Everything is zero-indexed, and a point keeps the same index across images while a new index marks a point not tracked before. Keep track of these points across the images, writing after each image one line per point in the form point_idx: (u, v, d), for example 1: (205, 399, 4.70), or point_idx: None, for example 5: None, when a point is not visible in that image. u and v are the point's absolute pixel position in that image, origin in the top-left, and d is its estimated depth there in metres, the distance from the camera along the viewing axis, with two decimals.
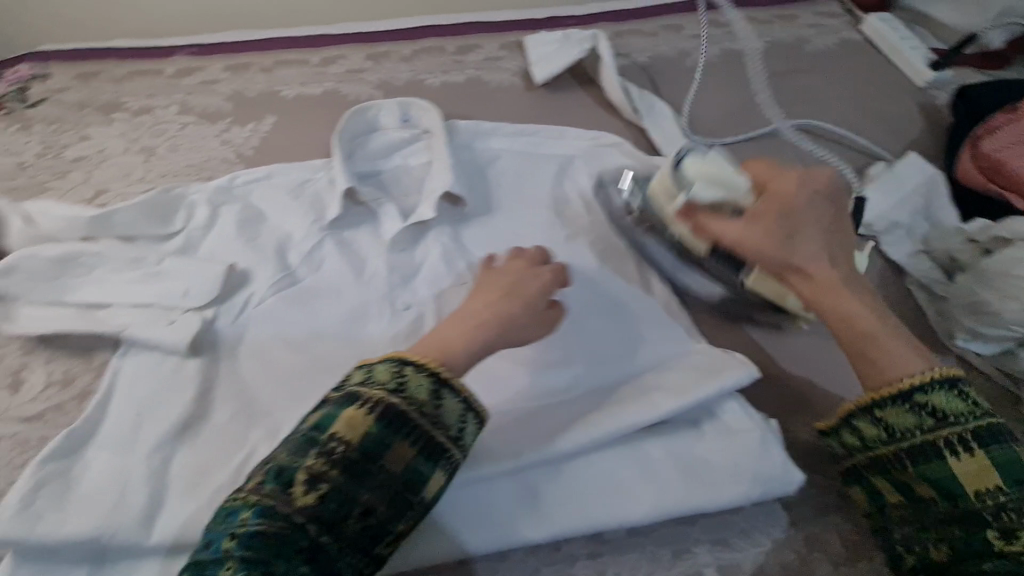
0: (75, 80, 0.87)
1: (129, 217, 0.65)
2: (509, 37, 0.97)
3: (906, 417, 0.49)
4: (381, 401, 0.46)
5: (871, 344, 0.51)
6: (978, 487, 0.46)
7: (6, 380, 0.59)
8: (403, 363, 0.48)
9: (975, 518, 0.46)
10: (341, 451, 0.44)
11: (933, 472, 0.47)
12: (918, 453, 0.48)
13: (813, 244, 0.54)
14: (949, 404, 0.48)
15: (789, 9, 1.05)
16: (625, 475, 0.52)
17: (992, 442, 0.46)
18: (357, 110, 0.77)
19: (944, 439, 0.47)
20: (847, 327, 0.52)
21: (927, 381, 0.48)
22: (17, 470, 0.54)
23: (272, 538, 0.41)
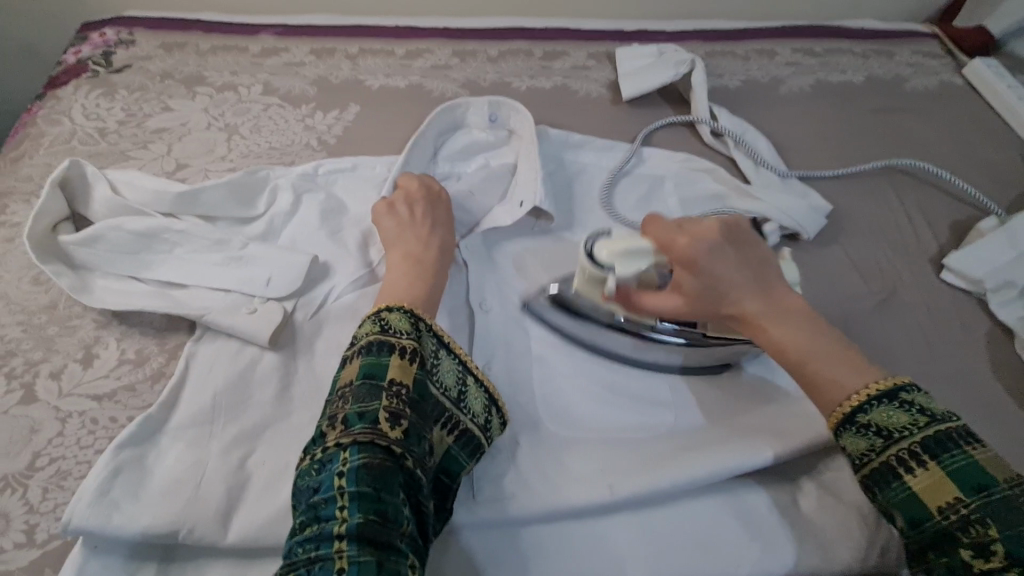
0: (158, 49, 0.85)
1: (215, 197, 0.63)
2: (599, 47, 0.94)
3: (858, 443, 0.44)
4: (421, 360, 0.47)
5: (807, 372, 0.47)
6: (938, 502, 0.40)
7: (78, 353, 0.57)
8: (418, 318, 0.49)
9: (949, 540, 0.39)
10: (406, 396, 0.44)
11: (894, 495, 0.42)
12: (877, 478, 0.43)
13: (745, 287, 0.49)
14: (892, 419, 0.43)
15: (889, 44, 1.00)
16: (722, 526, 0.49)
17: (941, 451, 0.41)
18: (446, 107, 0.74)
19: (893, 459, 0.42)
20: (791, 357, 0.48)
21: (867, 401, 0.44)
22: (85, 450, 0.51)
23: (383, 468, 0.40)
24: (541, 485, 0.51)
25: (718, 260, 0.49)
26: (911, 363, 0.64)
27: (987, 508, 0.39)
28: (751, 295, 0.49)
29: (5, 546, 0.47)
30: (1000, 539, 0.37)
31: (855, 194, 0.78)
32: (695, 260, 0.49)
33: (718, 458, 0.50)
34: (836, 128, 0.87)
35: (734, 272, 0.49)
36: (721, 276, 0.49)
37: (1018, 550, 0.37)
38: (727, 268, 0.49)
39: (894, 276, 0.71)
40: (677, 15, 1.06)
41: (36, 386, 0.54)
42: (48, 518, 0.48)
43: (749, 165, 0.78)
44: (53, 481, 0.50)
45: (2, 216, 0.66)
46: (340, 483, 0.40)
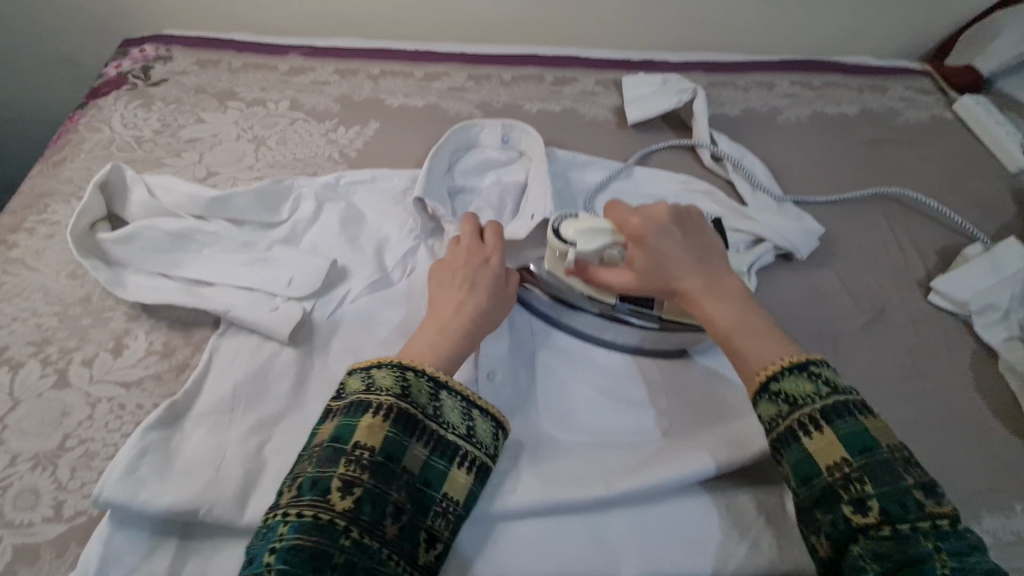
0: (194, 65, 0.91)
1: (243, 203, 0.68)
2: (606, 75, 0.99)
3: (769, 409, 0.48)
4: (400, 413, 0.47)
5: (732, 345, 0.52)
6: (829, 463, 0.45)
7: (109, 343, 0.60)
8: (404, 369, 0.49)
9: (834, 497, 0.44)
10: (364, 460, 0.45)
11: (794, 457, 0.46)
12: (780, 441, 0.47)
13: (687, 264, 0.56)
14: (800, 389, 0.47)
15: (882, 79, 1.05)
16: (713, 524, 0.52)
17: (836, 419, 0.46)
18: (461, 126, 0.78)
19: (795, 424, 0.46)
20: (719, 332, 0.53)
21: (781, 370, 0.49)
22: (112, 433, 0.55)
23: (317, 547, 0.41)
24: (540, 479, 0.53)
25: (664, 238, 0.56)
26: (897, 380, 0.66)
27: (868, 467, 0.43)
28: (690, 277, 0.55)
29: (34, 519, 0.49)
30: (875, 495, 0.42)
31: (847, 219, 0.82)
32: (642, 238, 0.56)
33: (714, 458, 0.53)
34: (830, 156, 0.92)
35: (677, 254, 0.56)
36: (662, 256, 0.56)
37: (889, 506, 0.42)
38: (669, 250, 0.56)
39: (883, 297, 0.74)
40: (681, 46, 1.12)
41: (69, 372, 0.58)
42: (75, 495, 0.51)
43: (746, 188, 0.82)
44: (81, 460, 0.53)
45: (44, 214, 0.70)
46: (269, 559, 0.41)
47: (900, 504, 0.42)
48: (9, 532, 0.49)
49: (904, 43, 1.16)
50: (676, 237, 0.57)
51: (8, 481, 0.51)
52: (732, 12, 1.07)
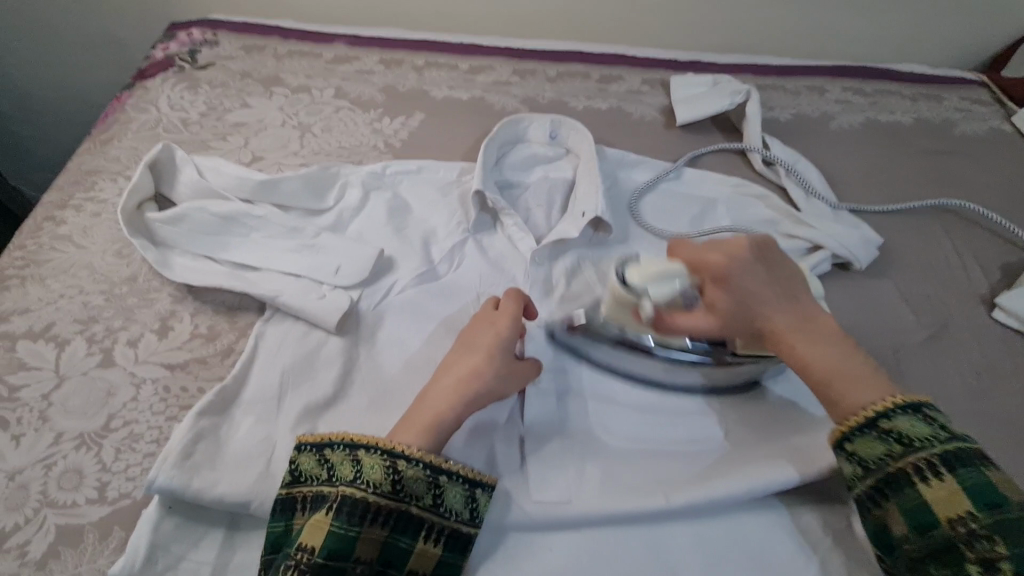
0: (240, 50, 0.91)
1: (291, 188, 0.67)
2: (653, 74, 0.97)
3: (875, 447, 0.46)
4: (346, 502, 0.44)
5: (827, 393, 0.49)
6: (950, 514, 0.43)
7: (154, 324, 0.59)
8: (354, 449, 0.46)
9: (956, 553, 0.42)
10: (304, 565, 0.42)
11: (905, 501, 0.44)
12: (891, 482, 0.45)
13: (772, 302, 0.52)
14: (914, 430, 0.46)
15: (937, 89, 1.02)
16: (776, 542, 0.50)
17: (960, 467, 0.44)
18: (509, 120, 0.77)
19: (912, 467, 0.45)
20: (819, 380, 0.50)
21: (890, 409, 0.47)
22: (157, 415, 0.53)
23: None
24: (594, 489, 0.51)
25: (750, 276, 0.52)
26: (963, 399, 0.64)
27: (998, 525, 0.41)
28: (781, 321, 0.52)
29: (78, 500, 0.48)
30: (1008, 557, 0.40)
31: (904, 229, 0.79)
32: (726, 283, 0.52)
33: (777, 471, 0.51)
34: (885, 165, 0.89)
35: (763, 297, 0.52)
36: (749, 300, 0.52)
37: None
38: (754, 293, 0.52)
39: (944, 312, 0.71)
40: (728, 48, 1.10)
41: (114, 352, 0.57)
42: (119, 477, 0.50)
43: (799, 193, 0.79)
44: (126, 442, 0.52)
45: (91, 192, 0.70)
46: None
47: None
48: (53, 512, 0.48)
49: (960, 53, 1.12)
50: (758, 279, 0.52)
51: (52, 460, 0.50)
52: (783, 14, 1.05)
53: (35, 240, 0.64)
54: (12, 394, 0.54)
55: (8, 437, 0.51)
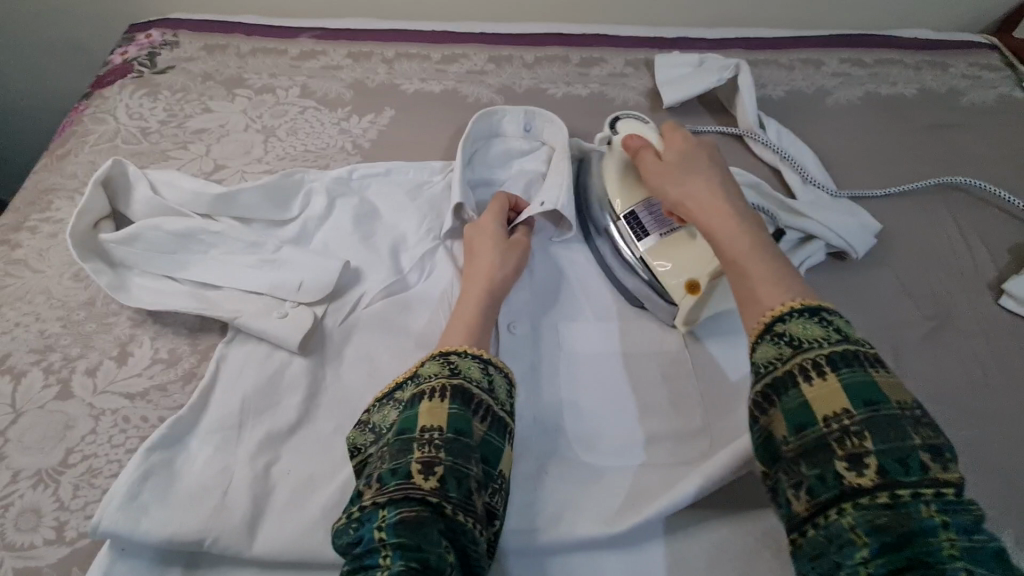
0: (201, 51, 0.87)
1: (251, 199, 0.63)
2: (637, 54, 0.92)
3: (767, 351, 0.42)
4: (456, 389, 0.44)
5: (739, 274, 0.47)
6: (827, 413, 0.38)
7: (113, 351, 0.57)
8: (447, 356, 0.47)
9: (825, 451, 0.38)
10: (438, 440, 0.42)
11: (788, 406, 0.40)
12: (778, 386, 0.41)
13: (696, 187, 0.53)
14: (806, 330, 0.41)
15: (943, 55, 0.95)
16: (762, 562, 0.47)
17: (842, 366, 0.39)
18: (481, 114, 0.73)
19: (796, 367, 0.40)
20: (727, 247, 0.48)
21: (788, 311, 0.42)
22: (116, 448, 0.52)
23: (419, 521, 0.39)
24: (573, 513, 0.49)
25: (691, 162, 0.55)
26: (973, 399, 0.60)
27: (871, 422, 0.37)
28: (713, 208, 0.51)
29: (36, 541, 0.47)
30: (873, 453, 0.36)
31: (905, 212, 0.75)
32: (681, 161, 0.56)
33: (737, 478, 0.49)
34: (886, 142, 0.84)
35: (706, 181, 0.53)
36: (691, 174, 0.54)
37: (892, 469, 0.36)
38: (699, 173, 0.53)
39: (947, 301, 0.67)
40: (718, 21, 1.03)
41: (72, 382, 0.55)
42: (77, 516, 0.48)
43: (794, 176, 0.75)
44: (84, 478, 0.50)
45: (47, 211, 0.67)
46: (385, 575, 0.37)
47: (902, 464, 0.36)
48: (11, 555, 0.46)
49: (969, 13, 1.05)
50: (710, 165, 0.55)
51: (9, 500, 0.49)
52: None
53: None
54: None
55: None
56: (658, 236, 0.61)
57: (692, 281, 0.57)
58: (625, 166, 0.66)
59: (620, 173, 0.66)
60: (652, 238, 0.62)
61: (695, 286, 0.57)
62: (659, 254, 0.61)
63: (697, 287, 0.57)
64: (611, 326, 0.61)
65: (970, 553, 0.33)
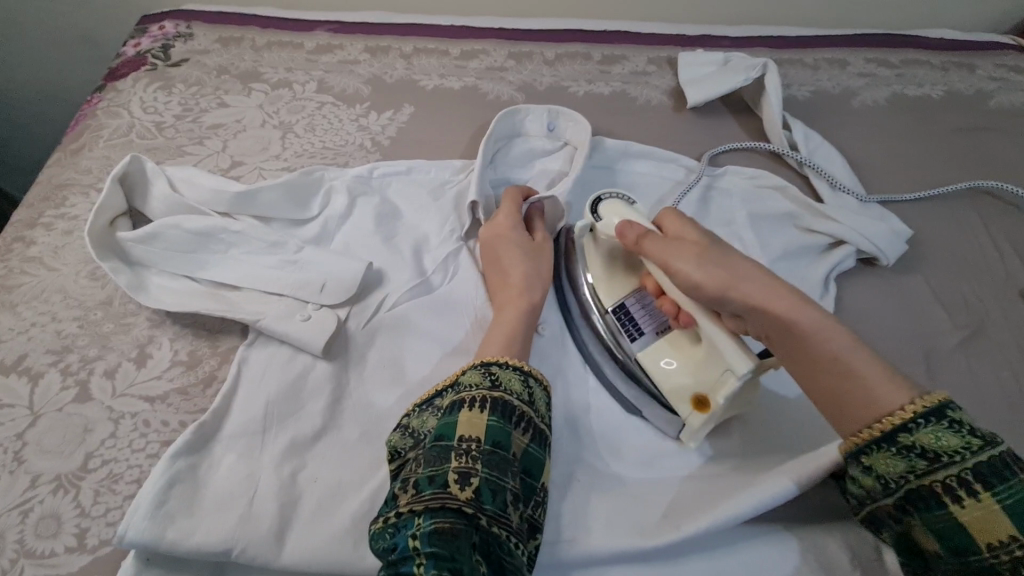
0: (216, 43, 0.85)
1: (270, 198, 0.62)
2: (659, 52, 0.90)
3: (893, 464, 0.40)
4: (494, 401, 0.45)
5: (846, 372, 0.44)
6: (987, 538, 0.37)
7: (132, 352, 0.56)
8: (488, 366, 0.47)
9: (993, 571, 0.37)
10: (476, 451, 0.42)
11: (936, 521, 0.38)
12: (918, 502, 0.39)
13: (739, 278, 0.49)
14: (940, 441, 0.39)
15: (970, 56, 0.94)
16: (799, 574, 0.46)
17: (997, 482, 0.37)
18: (505, 113, 0.71)
19: (939, 485, 0.38)
20: (813, 343, 0.45)
21: (914, 420, 0.40)
22: (137, 453, 0.50)
23: (454, 533, 0.38)
24: (602, 524, 0.48)
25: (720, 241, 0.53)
26: (1009, 411, 0.58)
27: None
28: (769, 291, 0.47)
29: (57, 549, 0.46)
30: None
31: (933, 217, 0.74)
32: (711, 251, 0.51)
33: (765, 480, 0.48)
34: (913, 145, 0.82)
35: (745, 261, 0.50)
36: (743, 261, 0.50)
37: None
38: (736, 258, 0.50)
39: (979, 309, 0.66)
40: (740, 19, 1.02)
41: (90, 384, 0.54)
42: (99, 522, 0.47)
43: (822, 179, 0.73)
44: (105, 483, 0.49)
45: (62, 208, 0.66)
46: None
47: None
48: (31, 562, 0.45)
49: (994, 13, 1.03)
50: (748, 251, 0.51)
51: (28, 506, 0.48)
52: None
53: (5, 263, 0.61)
54: None
55: None
56: (653, 335, 0.55)
57: (702, 398, 0.50)
58: (612, 253, 0.60)
59: (607, 267, 0.60)
60: (647, 337, 0.55)
61: (703, 401, 0.50)
62: (649, 358, 0.54)
63: (705, 404, 0.50)
64: None
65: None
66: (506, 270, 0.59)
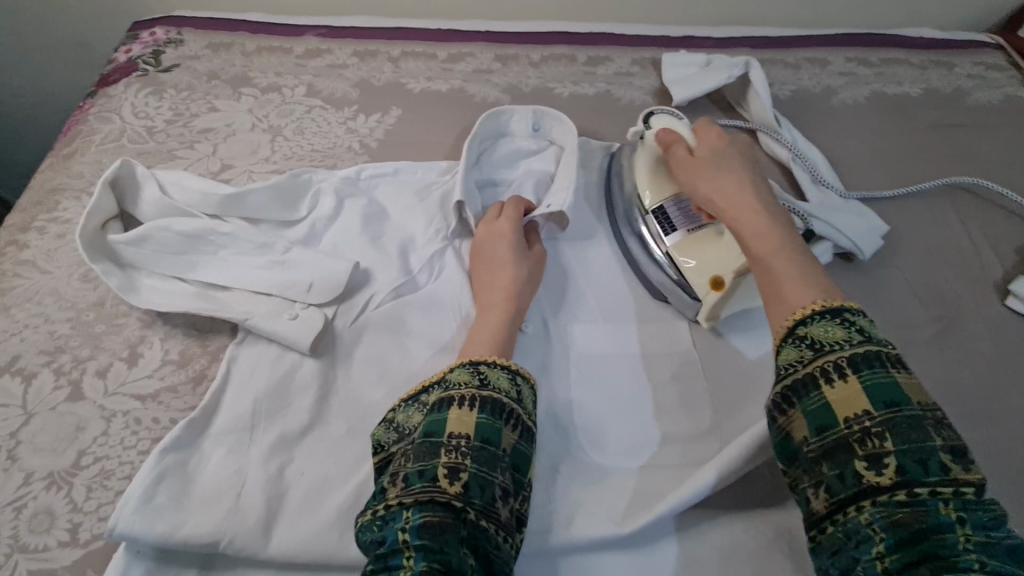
0: (206, 49, 0.86)
1: (259, 200, 0.63)
2: (643, 53, 0.92)
3: (789, 352, 0.44)
4: (482, 398, 0.46)
5: (770, 267, 0.48)
6: (847, 413, 0.40)
7: (123, 352, 0.57)
8: (477, 366, 0.48)
9: (849, 450, 0.39)
10: (465, 447, 0.43)
11: (811, 405, 0.41)
12: (798, 386, 0.42)
13: (730, 182, 0.54)
14: (828, 333, 0.43)
15: (948, 55, 0.95)
16: (773, 559, 0.48)
17: (864, 367, 0.41)
18: (490, 114, 0.73)
19: (817, 369, 0.42)
20: (756, 246, 0.49)
21: (811, 312, 0.44)
22: (128, 450, 0.52)
23: (443, 525, 0.40)
24: (582, 513, 0.49)
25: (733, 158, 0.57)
26: (980, 400, 0.60)
27: (891, 423, 0.39)
28: (750, 204, 0.52)
29: (50, 543, 0.47)
30: (894, 453, 0.38)
31: (911, 212, 0.75)
32: (715, 161, 0.57)
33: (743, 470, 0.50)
34: (892, 142, 0.84)
35: (740, 178, 0.54)
36: (727, 173, 0.55)
37: (909, 469, 0.37)
38: (735, 173, 0.55)
39: (954, 302, 0.67)
40: (724, 19, 1.03)
41: (82, 384, 0.55)
42: (90, 518, 0.48)
43: (805, 176, 0.75)
44: (97, 479, 0.50)
45: (54, 212, 0.67)
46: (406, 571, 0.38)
47: (921, 464, 0.37)
48: (26, 557, 0.46)
49: (974, 11, 1.04)
50: (743, 166, 0.56)
51: (22, 502, 0.49)
52: None
53: None
54: None
55: None
56: (684, 232, 0.63)
57: (719, 277, 0.59)
58: (657, 164, 0.68)
59: (651, 172, 0.68)
60: (677, 233, 0.64)
61: (719, 282, 0.59)
62: (682, 250, 0.63)
63: (722, 284, 0.59)
64: (622, 330, 0.61)
65: (987, 549, 0.35)
66: (497, 271, 0.60)
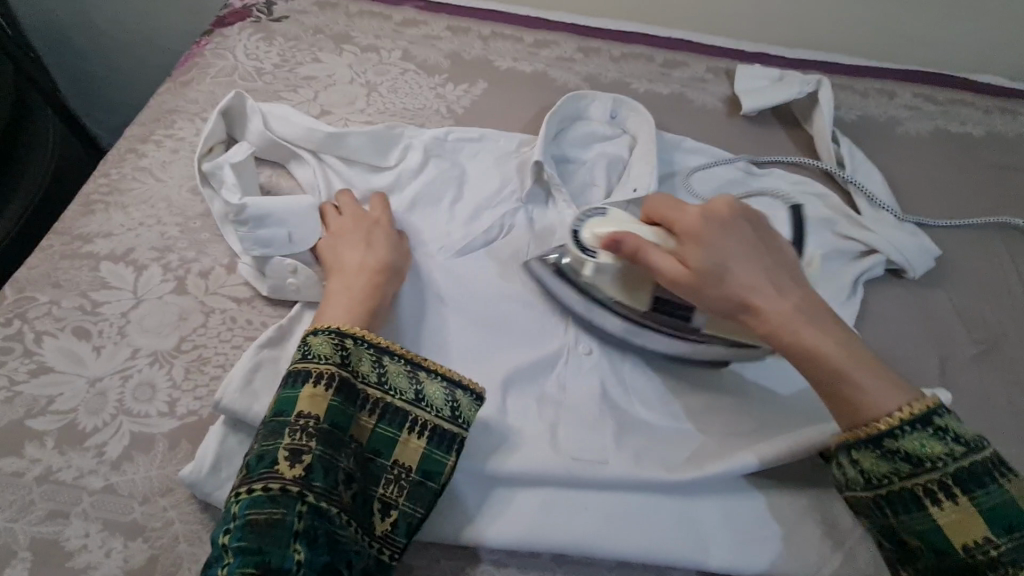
0: (313, 6, 0.93)
1: (356, 143, 0.69)
2: (718, 62, 0.96)
3: (879, 465, 0.45)
4: (342, 381, 0.47)
5: (843, 393, 0.47)
6: (963, 538, 0.43)
7: (224, 259, 0.63)
8: (378, 354, 0.50)
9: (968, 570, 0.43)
10: (309, 429, 0.45)
11: (919, 521, 0.44)
12: (898, 501, 0.45)
13: (761, 289, 0.50)
14: (925, 448, 0.44)
15: (1013, 102, 0.98)
16: (804, 524, 0.51)
17: (973, 487, 0.43)
18: (573, 95, 0.77)
19: (922, 487, 0.44)
20: (822, 367, 0.48)
21: (900, 427, 0.45)
22: (224, 343, 0.57)
23: (271, 522, 0.41)
24: (625, 454, 0.53)
25: (730, 248, 0.51)
26: (1014, 423, 0.62)
27: (1012, 548, 0.42)
28: (793, 309, 0.50)
29: (150, 411, 0.52)
30: None
31: (964, 243, 0.78)
32: (721, 260, 0.51)
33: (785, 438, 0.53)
34: (949, 176, 0.87)
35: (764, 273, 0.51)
36: (733, 269, 0.50)
37: None
38: (756, 269, 0.51)
39: (997, 330, 0.70)
40: (796, 42, 1.07)
41: (187, 281, 0.60)
42: (187, 396, 0.53)
43: (861, 194, 0.78)
44: (195, 364, 0.55)
45: (170, 129, 0.73)
46: (225, 539, 0.41)
47: None
48: (128, 419, 0.52)
49: None
50: (751, 254, 0.51)
51: (128, 372, 0.54)
52: (858, 10, 1.01)
53: (118, 169, 0.68)
54: (95, 308, 0.58)
55: (90, 347, 0.55)
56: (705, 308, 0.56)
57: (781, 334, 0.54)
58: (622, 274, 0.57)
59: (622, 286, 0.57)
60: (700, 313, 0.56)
61: None
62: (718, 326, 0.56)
63: None
64: None
65: None
66: (371, 248, 0.59)
